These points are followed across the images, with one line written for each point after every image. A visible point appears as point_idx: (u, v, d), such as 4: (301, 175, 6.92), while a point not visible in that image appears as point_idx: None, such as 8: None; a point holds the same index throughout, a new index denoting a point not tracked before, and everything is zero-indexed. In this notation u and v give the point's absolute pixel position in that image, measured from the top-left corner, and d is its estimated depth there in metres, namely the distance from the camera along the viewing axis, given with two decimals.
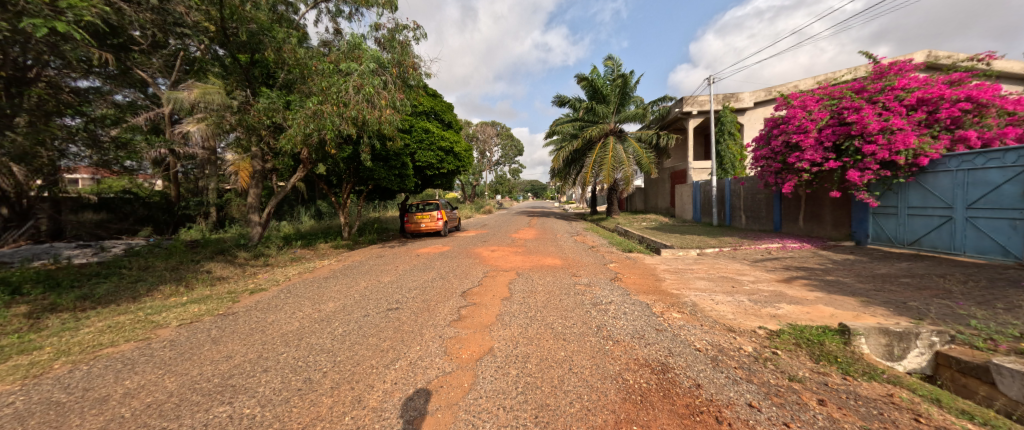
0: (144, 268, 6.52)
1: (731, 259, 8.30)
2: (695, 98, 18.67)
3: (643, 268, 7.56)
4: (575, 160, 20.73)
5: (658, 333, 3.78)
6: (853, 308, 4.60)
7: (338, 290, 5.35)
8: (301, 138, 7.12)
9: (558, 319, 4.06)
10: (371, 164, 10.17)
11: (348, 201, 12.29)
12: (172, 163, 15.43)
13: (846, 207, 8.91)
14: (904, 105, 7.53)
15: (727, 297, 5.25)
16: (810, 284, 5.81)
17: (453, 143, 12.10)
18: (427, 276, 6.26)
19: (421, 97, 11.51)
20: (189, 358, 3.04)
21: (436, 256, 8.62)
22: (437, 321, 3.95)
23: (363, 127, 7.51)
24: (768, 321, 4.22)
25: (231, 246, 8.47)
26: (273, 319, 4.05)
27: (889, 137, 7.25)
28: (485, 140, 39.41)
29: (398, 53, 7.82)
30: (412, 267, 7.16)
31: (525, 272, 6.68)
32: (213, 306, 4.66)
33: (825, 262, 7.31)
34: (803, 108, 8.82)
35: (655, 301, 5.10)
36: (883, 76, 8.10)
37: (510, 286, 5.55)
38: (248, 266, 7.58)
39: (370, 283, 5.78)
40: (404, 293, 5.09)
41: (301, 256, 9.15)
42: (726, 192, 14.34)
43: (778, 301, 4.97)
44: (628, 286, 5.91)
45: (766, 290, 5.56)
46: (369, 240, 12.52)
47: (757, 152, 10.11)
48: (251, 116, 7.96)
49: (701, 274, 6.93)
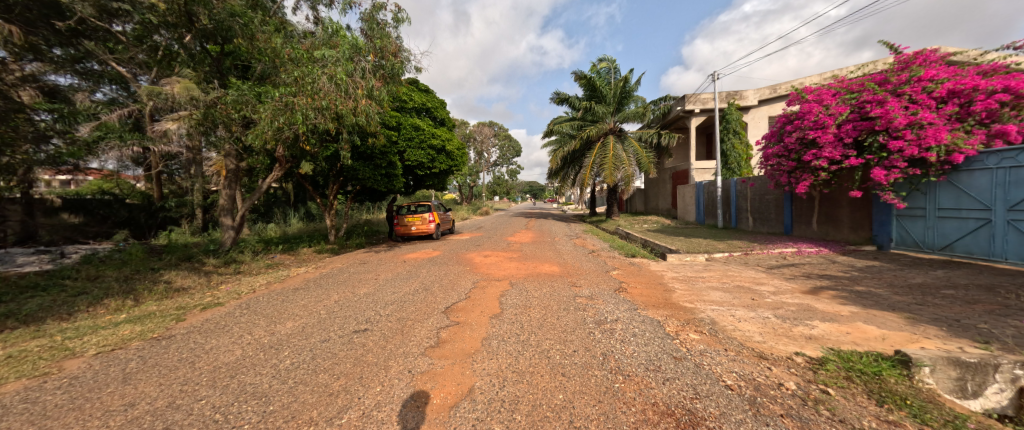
0: (92, 278, 5.81)
1: (744, 266, 7.63)
2: (698, 96, 18.10)
3: (649, 276, 6.90)
4: (574, 160, 20.10)
5: (677, 363, 3.10)
6: (902, 328, 3.93)
7: (303, 305, 4.65)
8: (273, 134, 6.46)
9: (555, 344, 3.38)
10: (355, 163, 9.46)
11: (335, 203, 11.62)
12: (155, 162, 14.61)
13: (866, 208, 8.26)
14: (932, 98, 6.91)
15: (749, 312, 4.58)
16: (840, 296, 5.16)
17: (445, 141, 11.45)
18: (409, 286, 5.58)
19: (410, 92, 10.85)
20: (78, 408, 2.34)
21: (424, 263, 7.94)
22: (409, 348, 3.25)
23: (341, 121, 6.84)
24: (805, 346, 3.56)
25: (200, 252, 7.77)
26: (211, 346, 3.34)
27: (918, 132, 6.63)
28: (481, 140, 38.76)
29: (379, 39, 7.16)
30: (394, 276, 6.49)
31: (519, 281, 6.01)
32: (150, 326, 3.94)
33: (850, 270, 6.64)
34: (819, 103, 8.20)
35: (667, 317, 4.42)
36: (908, 66, 7.46)
37: (502, 300, 4.88)
38: (215, 275, 6.89)
39: (343, 295, 5.09)
40: (378, 309, 4.40)
41: (279, 262, 8.45)
42: (732, 193, 13.70)
43: (810, 318, 4.31)
44: (635, 298, 5.23)
45: (792, 304, 4.89)
46: (356, 244, 11.81)
47: (768, 150, 9.48)
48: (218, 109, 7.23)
49: (714, 283, 6.26)
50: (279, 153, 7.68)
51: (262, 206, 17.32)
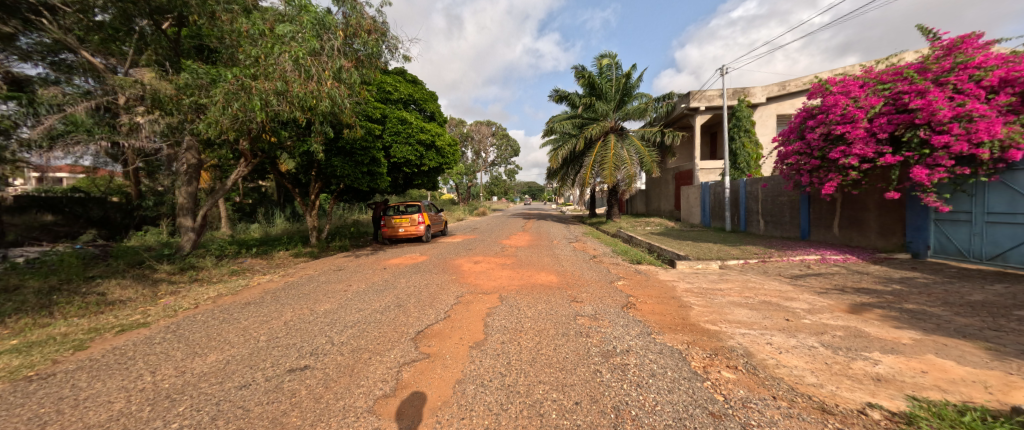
0: (8, 289, 4.91)
1: (764, 276, 6.78)
2: (703, 92, 17.27)
3: (659, 288, 6.04)
4: (573, 160, 19.26)
5: (718, 425, 2.26)
6: (989, 365, 3.10)
7: (243, 327, 3.78)
8: (231, 124, 5.61)
9: (551, 393, 2.54)
10: (334, 159, 8.61)
11: (316, 203, 10.78)
12: (132, 159, 11.74)
13: (897, 211, 7.46)
14: (980, 87, 6.11)
15: (789, 339, 3.74)
16: (890, 318, 4.35)
17: (435, 136, 10.58)
18: (380, 301, 4.73)
19: (396, 83, 9.99)
20: None
21: (405, 270, 7.11)
22: (352, 401, 2.37)
23: (309, 109, 5.97)
24: (877, 392, 2.72)
25: (152, 257, 6.90)
26: (88, 395, 2.46)
27: (966, 126, 5.83)
28: (478, 140, 37.98)
29: (353, 17, 6.34)
30: (368, 287, 5.62)
31: (511, 295, 5.18)
32: (30, 359, 3.05)
33: (889, 283, 5.81)
34: (845, 95, 7.42)
35: (690, 345, 3.60)
36: (950, 53, 6.63)
37: (489, 320, 4.07)
38: (165, 284, 6.02)
39: (298, 313, 4.23)
40: (333, 334, 3.51)
41: (246, 268, 7.59)
42: (741, 194, 12.91)
43: (865, 349, 3.49)
44: (647, 318, 4.40)
45: (837, 327, 4.06)
46: (338, 247, 10.94)
47: (787, 147, 8.65)
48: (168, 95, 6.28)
49: (735, 298, 5.42)
50: (243, 147, 6.81)
51: (246, 205, 16.41)
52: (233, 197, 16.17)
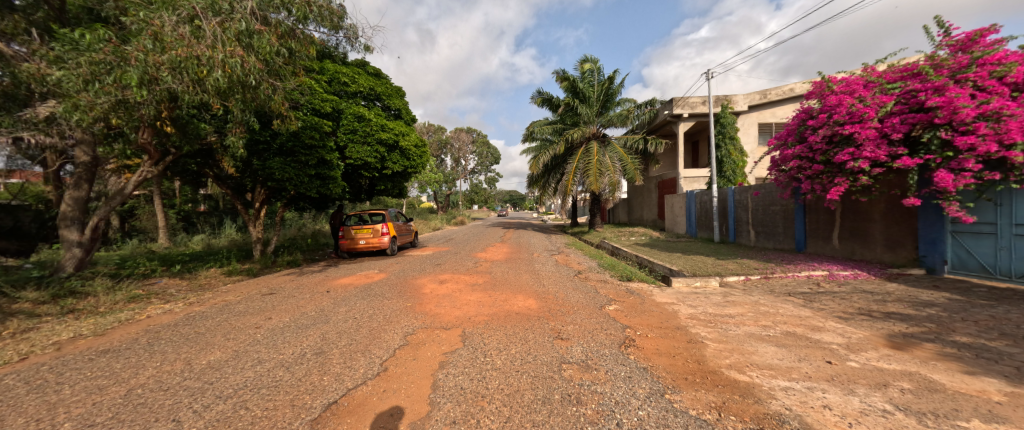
0: None
1: (773, 297, 5.87)
2: (686, 99, 16.73)
3: (658, 315, 5.00)
4: (554, 167, 18.35)
5: None
6: None
7: (48, 405, 2.41)
8: (108, 105, 4.31)
9: None
10: (271, 160, 7.12)
11: (261, 211, 9.31)
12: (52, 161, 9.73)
13: (907, 222, 6.79)
14: (1003, 85, 5.49)
15: (848, 399, 2.74)
16: (952, 358, 3.46)
17: (399, 136, 9.37)
18: (295, 347, 3.45)
19: (353, 75, 8.80)
20: None
21: (352, 293, 5.82)
22: None
23: (221, 87, 4.72)
24: None
25: (13, 281, 5.29)
26: None
27: (994, 125, 5.19)
28: (458, 147, 36.68)
29: None
30: (293, 321, 4.32)
31: (476, 329, 4.05)
32: None
33: (922, 306, 4.97)
34: (849, 93, 6.71)
35: (723, 414, 2.53)
36: (964, 48, 5.98)
37: (438, 378, 2.88)
38: (19, 319, 4.48)
39: (161, 371, 2.89)
40: (186, 418, 2.21)
41: (155, 292, 6.07)
42: (729, 203, 12.27)
43: (956, 415, 2.52)
44: (654, 364, 3.34)
45: (897, 376, 3.12)
46: (286, 262, 9.46)
47: (786, 152, 7.90)
48: (25, 66, 4.77)
49: (752, 329, 4.43)
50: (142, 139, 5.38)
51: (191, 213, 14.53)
52: (175, 204, 14.20)
